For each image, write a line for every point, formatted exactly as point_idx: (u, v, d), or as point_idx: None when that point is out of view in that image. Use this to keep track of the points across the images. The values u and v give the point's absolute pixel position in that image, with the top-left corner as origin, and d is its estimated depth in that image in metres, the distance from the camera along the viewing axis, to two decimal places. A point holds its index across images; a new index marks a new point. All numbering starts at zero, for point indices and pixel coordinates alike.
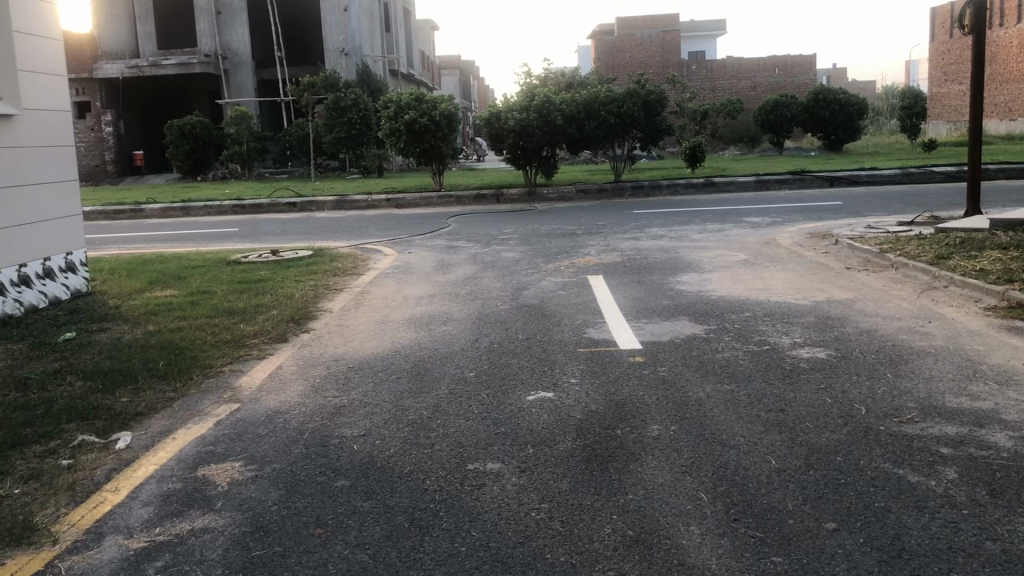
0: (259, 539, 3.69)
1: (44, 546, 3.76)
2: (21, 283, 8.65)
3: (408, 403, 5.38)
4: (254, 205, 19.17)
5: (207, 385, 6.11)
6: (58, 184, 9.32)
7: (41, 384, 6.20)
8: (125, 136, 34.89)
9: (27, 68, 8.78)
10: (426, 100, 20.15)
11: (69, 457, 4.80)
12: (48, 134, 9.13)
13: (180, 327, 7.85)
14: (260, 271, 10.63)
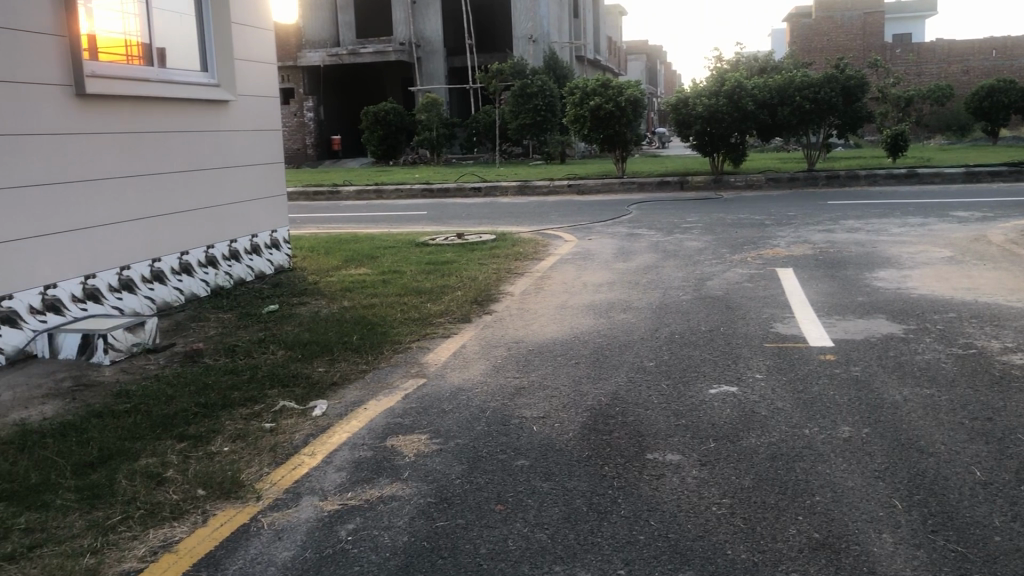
0: (443, 511, 3.82)
1: (249, 501, 4.07)
2: (231, 257, 9.35)
3: (588, 389, 5.40)
4: (442, 189, 19.82)
5: (396, 360, 6.39)
6: (266, 165, 9.98)
7: (248, 351, 6.69)
8: (325, 121, 36.91)
9: (243, 57, 9.44)
10: (612, 87, 20.09)
11: (272, 420, 5.16)
12: (259, 118, 9.79)
13: (372, 303, 8.24)
14: (446, 253, 10.98)
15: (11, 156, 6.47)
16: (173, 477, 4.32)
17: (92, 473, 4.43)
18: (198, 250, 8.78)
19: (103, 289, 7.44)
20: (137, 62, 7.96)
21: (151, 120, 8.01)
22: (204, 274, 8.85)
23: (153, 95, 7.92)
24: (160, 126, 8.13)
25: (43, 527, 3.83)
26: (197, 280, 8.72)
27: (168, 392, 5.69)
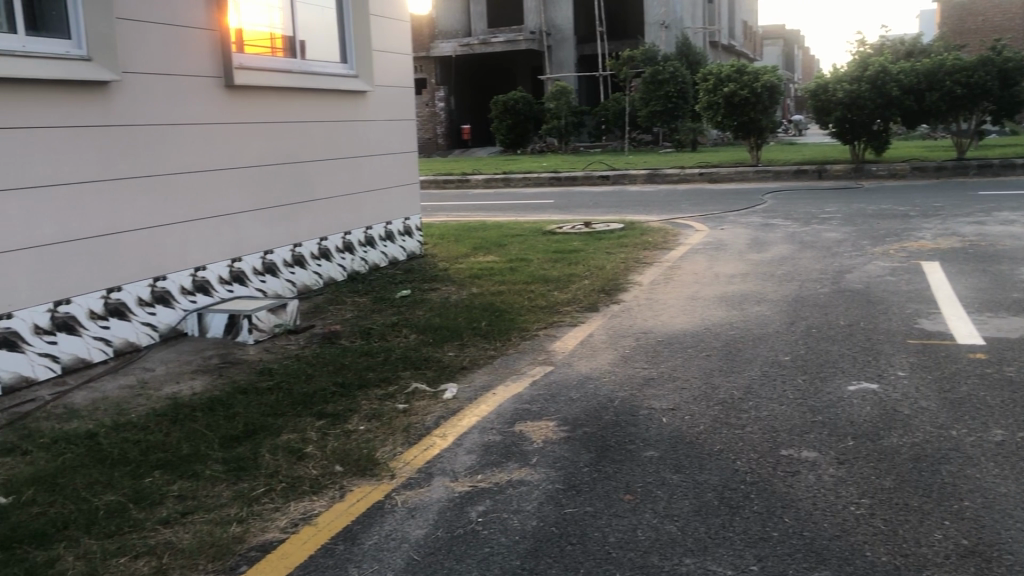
0: (572, 497, 3.83)
1: (384, 479, 4.20)
2: (367, 243, 9.63)
3: (719, 381, 5.31)
4: (570, 177, 19.83)
5: (524, 347, 6.44)
6: (400, 154, 10.22)
7: (382, 334, 6.89)
8: (455, 110, 37.52)
9: (380, 48, 9.68)
10: (747, 73, 19.56)
11: (405, 402, 5.30)
12: (394, 108, 10.03)
13: (501, 291, 8.33)
14: (574, 242, 10.97)
15: (166, 146, 6.86)
16: (312, 453, 4.50)
17: (238, 446, 4.67)
18: (335, 236, 9.09)
19: (248, 272, 7.80)
20: (281, 55, 8.28)
21: (293, 111, 8.33)
22: (341, 259, 9.15)
23: (295, 86, 8.22)
24: (301, 116, 8.44)
25: (194, 495, 4.07)
26: (334, 265, 9.03)
27: (307, 371, 5.92)
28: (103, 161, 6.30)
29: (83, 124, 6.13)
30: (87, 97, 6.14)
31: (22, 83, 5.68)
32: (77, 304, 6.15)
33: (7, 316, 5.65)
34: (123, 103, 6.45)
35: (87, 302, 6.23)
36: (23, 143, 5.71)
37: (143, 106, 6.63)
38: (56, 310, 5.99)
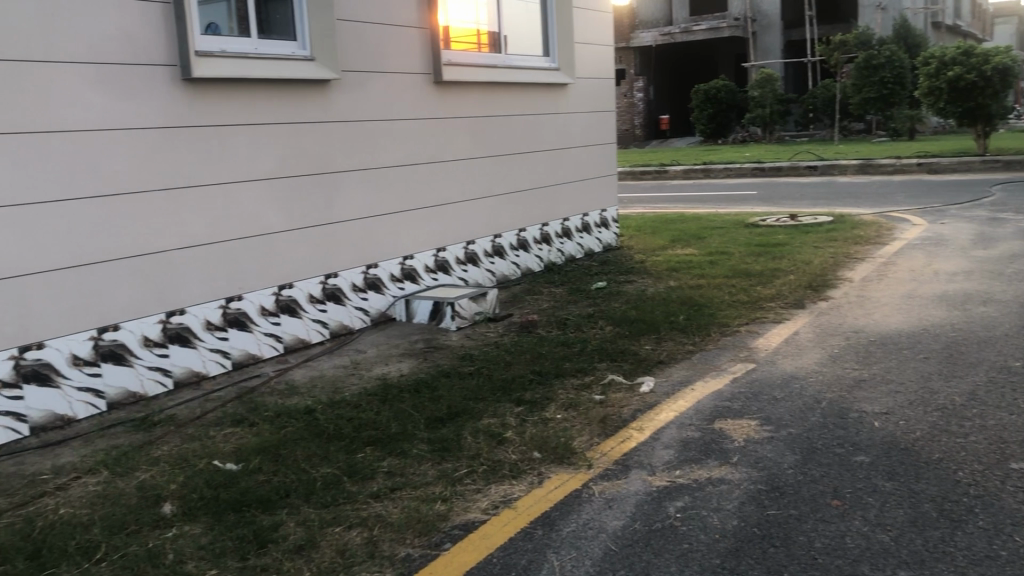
0: (775, 499, 3.71)
1: (581, 468, 4.23)
2: (564, 234, 9.72)
3: (938, 386, 4.96)
4: (774, 168, 19.15)
5: (724, 343, 6.29)
6: (600, 146, 10.23)
7: (579, 325, 6.94)
8: (654, 101, 37.19)
9: (582, 40, 9.74)
10: (976, 54, 18.09)
11: (602, 393, 5.31)
12: (595, 99, 10.05)
13: (700, 284, 8.18)
14: (778, 235, 10.58)
15: (378, 140, 7.21)
16: (512, 438, 4.61)
17: (442, 428, 4.86)
18: (535, 227, 9.24)
19: (451, 261, 8.08)
20: (485, 50, 8.54)
21: (497, 104, 8.52)
22: (539, 250, 9.29)
23: (499, 80, 8.41)
24: (504, 110, 8.62)
25: (402, 472, 4.28)
26: (533, 256, 9.18)
27: (506, 359, 6.07)
28: (322, 154, 6.72)
29: (305, 120, 6.56)
30: (309, 95, 6.56)
31: (253, 83, 6.15)
32: (297, 288, 6.60)
33: (237, 298, 6.16)
34: (340, 100, 6.84)
35: (306, 287, 6.67)
36: (253, 139, 6.19)
37: (359, 103, 7.01)
38: (279, 293, 6.46)
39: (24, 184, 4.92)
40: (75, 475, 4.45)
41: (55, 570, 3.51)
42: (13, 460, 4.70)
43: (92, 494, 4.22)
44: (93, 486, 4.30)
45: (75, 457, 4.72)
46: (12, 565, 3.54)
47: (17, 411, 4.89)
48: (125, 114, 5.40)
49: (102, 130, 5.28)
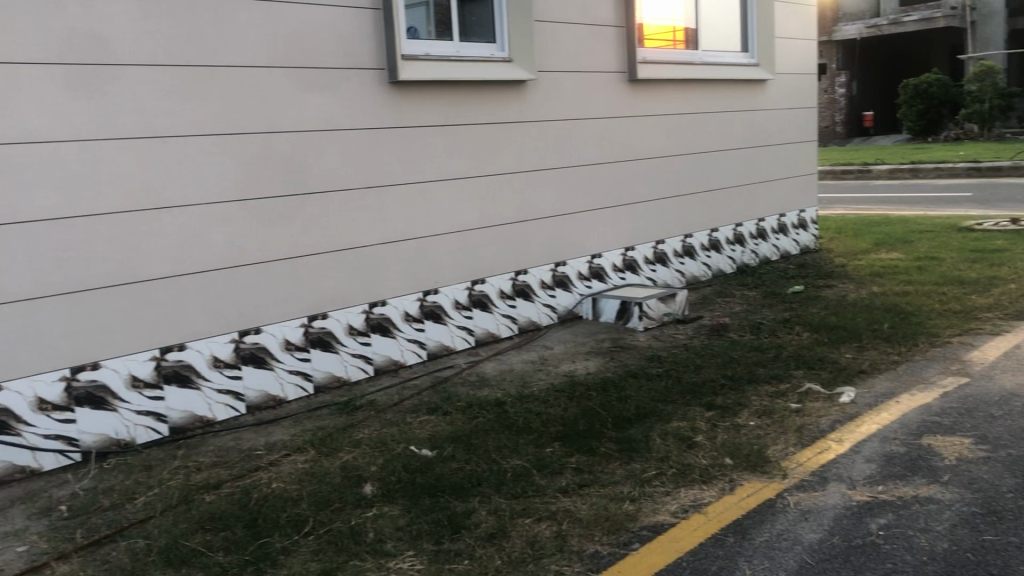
0: (992, 524, 3.45)
1: (775, 478, 4.10)
2: (758, 236, 9.42)
3: None
4: (993, 167, 17.77)
5: (934, 354, 5.91)
6: (799, 144, 9.85)
7: (773, 330, 6.72)
8: (857, 96, 35.44)
9: (782, 35, 9.43)
10: None
11: (798, 402, 5.11)
12: (795, 96, 9.69)
13: (906, 291, 7.71)
14: (996, 241, 9.80)
15: (572, 139, 7.27)
16: (702, 443, 4.53)
17: (630, 428, 4.84)
18: (728, 227, 9.02)
19: (641, 260, 8.03)
20: (681, 47, 8.46)
21: (692, 102, 8.38)
22: (731, 252, 9.06)
23: (694, 78, 8.27)
24: (699, 107, 8.47)
25: (590, 469, 4.30)
26: (724, 257, 8.97)
27: (696, 361, 5.97)
28: (517, 153, 6.85)
29: (502, 120, 6.72)
30: (506, 94, 6.71)
31: (454, 84, 6.36)
32: (490, 284, 6.77)
33: (434, 292, 6.39)
34: (536, 100, 6.95)
35: (499, 282, 6.83)
36: (452, 140, 6.41)
37: (554, 103, 7.10)
38: (473, 288, 6.65)
39: (247, 181, 5.32)
40: (286, 452, 4.77)
41: (269, 539, 3.79)
42: (232, 435, 5.10)
43: (300, 471, 4.51)
44: (302, 464, 4.60)
45: (286, 436, 5.07)
46: (232, 531, 3.85)
47: (237, 391, 5.30)
48: (337, 116, 5.73)
49: (316, 130, 5.63)
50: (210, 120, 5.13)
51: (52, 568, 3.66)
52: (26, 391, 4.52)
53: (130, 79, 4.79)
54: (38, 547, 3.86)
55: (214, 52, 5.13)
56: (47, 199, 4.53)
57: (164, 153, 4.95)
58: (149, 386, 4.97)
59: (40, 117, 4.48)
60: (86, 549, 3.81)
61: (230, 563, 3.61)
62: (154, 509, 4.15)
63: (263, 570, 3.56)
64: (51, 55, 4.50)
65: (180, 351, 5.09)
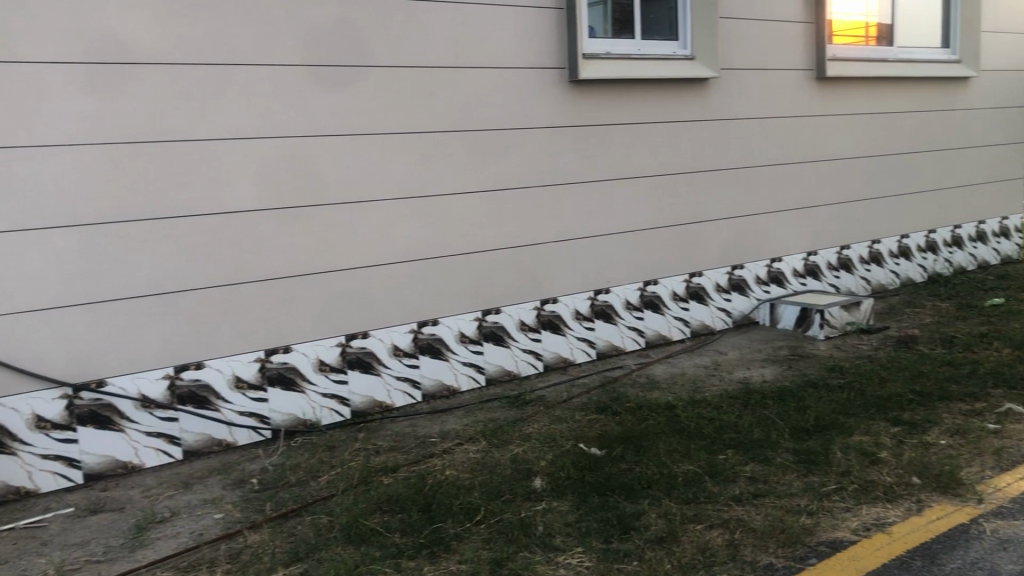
0: None
1: (969, 502, 3.85)
2: (954, 243, 8.83)
3: None
4: None
5: None
6: (1004, 146, 9.16)
7: (968, 344, 6.29)
8: None
9: (988, 28, 8.81)
10: None
11: (997, 422, 4.76)
12: (1001, 94, 9.02)
13: None
14: None
15: (753, 139, 7.07)
16: (887, 459, 4.30)
17: (808, 439, 4.66)
18: (920, 234, 8.50)
19: (823, 266, 7.70)
20: (874, 43, 8.07)
21: (885, 101, 7.97)
22: (922, 260, 8.53)
23: (887, 75, 7.86)
24: (892, 106, 8.03)
25: (765, 480, 4.17)
26: (915, 265, 8.46)
27: (882, 374, 5.67)
28: (695, 153, 6.74)
29: (681, 118, 6.62)
30: (687, 93, 6.61)
31: (634, 83, 6.33)
32: (664, 285, 6.68)
33: (606, 291, 6.38)
34: (717, 98, 6.81)
35: (673, 284, 6.73)
36: (630, 138, 6.37)
37: (736, 101, 6.93)
38: (646, 288, 6.59)
39: (430, 177, 5.50)
40: (458, 441, 4.90)
41: (443, 524, 3.91)
42: (408, 422, 5.29)
43: (472, 460, 4.62)
44: (473, 454, 4.71)
45: (459, 425, 5.21)
46: (408, 514, 4.00)
47: (413, 379, 5.50)
48: (517, 114, 5.83)
49: (496, 129, 5.75)
50: (398, 118, 5.34)
51: (245, 536, 3.92)
52: (225, 369, 4.86)
53: (325, 80, 5.05)
54: (233, 515, 4.15)
55: (404, 52, 5.33)
56: (249, 192, 4.85)
57: (354, 149, 5.19)
58: (334, 370, 5.22)
59: (246, 115, 4.80)
60: (275, 521, 4.06)
61: (406, 545, 3.75)
62: (336, 487, 4.37)
63: (436, 554, 3.68)
64: (258, 57, 4.82)
65: (363, 339, 5.33)
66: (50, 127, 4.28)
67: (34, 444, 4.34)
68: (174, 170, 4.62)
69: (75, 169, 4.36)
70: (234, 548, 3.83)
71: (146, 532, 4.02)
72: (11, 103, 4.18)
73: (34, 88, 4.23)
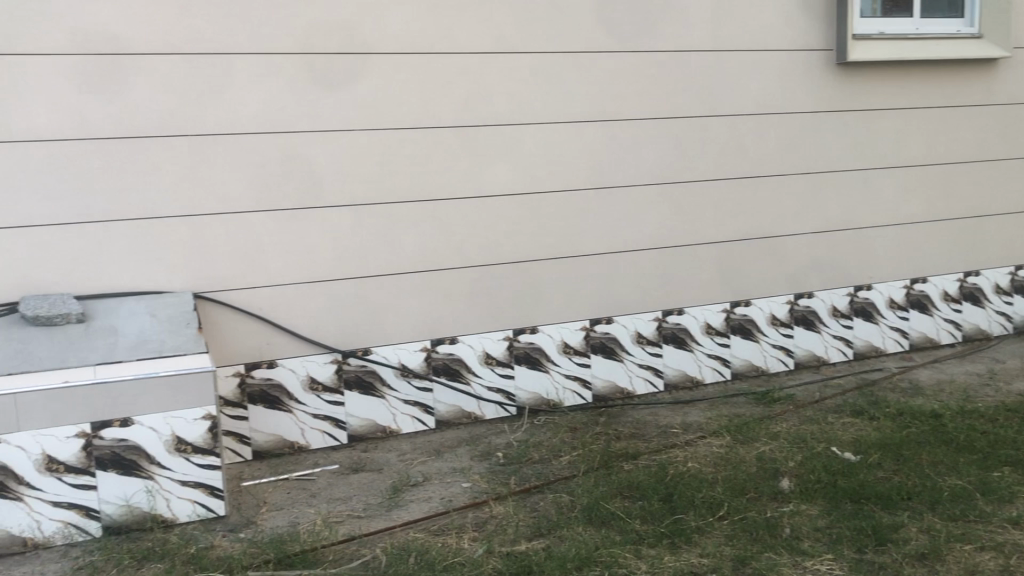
0: None
1: None
2: None
3: None
4: None
5: None
6: None
7: None
8: None
9: None
10: None
11: None
12: None
13: None
14: None
15: None
16: None
17: None
18: None
19: None
20: None
21: None
22: None
23: None
24: None
25: None
26: None
27: None
28: (978, 140, 6.15)
29: (964, 102, 6.07)
30: (971, 75, 6.05)
31: (910, 64, 5.88)
32: (934, 284, 6.17)
33: (868, 288, 5.99)
34: (1007, 80, 6.18)
35: (944, 283, 6.20)
36: (902, 124, 5.93)
37: None
38: (913, 287, 6.11)
39: (682, 164, 5.42)
40: (701, 433, 4.82)
41: (684, 516, 3.87)
42: (650, 410, 5.28)
43: (715, 454, 4.51)
44: (717, 447, 4.60)
45: (702, 418, 5.13)
46: (649, 502, 3.98)
47: (656, 367, 5.47)
48: (778, 99, 5.60)
49: (755, 114, 5.56)
50: (652, 104, 5.30)
51: (490, 507, 4.07)
52: (476, 345, 5.05)
53: (583, 66, 5.10)
54: (479, 486, 4.32)
55: (661, 37, 5.27)
56: (506, 176, 5.00)
57: (608, 135, 5.21)
58: (578, 353, 5.29)
59: (505, 101, 4.96)
60: (519, 495, 4.18)
61: (646, 532, 3.76)
62: (577, 469, 4.43)
63: (677, 545, 3.68)
64: (519, 45, 4.95)
65: (608, 324, 5.35)
66: (331, 113, 4.62)
67: (308, 404, 4.72)
68: (438, 154, 4.85)
69: (351, 152, 4.68)
70: (480, 517, 3.99)
71: (401, 494, 4.28)
72: (299, 91, 4.54)
73: (320, 78, 4.58)
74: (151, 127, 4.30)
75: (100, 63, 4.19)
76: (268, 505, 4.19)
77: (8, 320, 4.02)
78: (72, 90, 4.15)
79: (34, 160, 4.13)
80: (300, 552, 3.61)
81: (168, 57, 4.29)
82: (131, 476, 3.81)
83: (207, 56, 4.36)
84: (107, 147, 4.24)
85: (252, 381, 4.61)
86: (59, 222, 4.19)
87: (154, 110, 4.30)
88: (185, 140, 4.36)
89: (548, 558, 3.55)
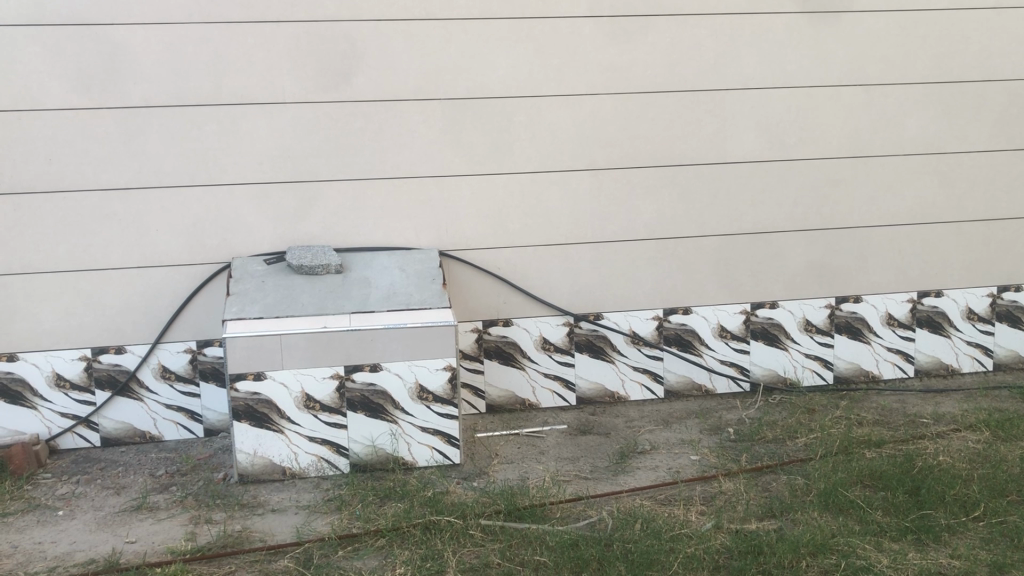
0: None
1: None
2: None
3: None
4: None
5: None
6: None
7: None
8: None
9: None
10: None
11: None
12: None
13: None
14: None
15: None
16: None
17: None
18: None
19: None
20: None
21: None
22: None
23: None
24: None
25: None
26: None
27: None
28: None
29: None
30: None
31: None
32: None
33: None
34: None
35: None
36: None
37: None
38: None
39: (950, 134, 5.00)
40: (955, 426, 4.45)
41: (933, 512, 3.60)
42: (897, 397, 4.95)
43: (971, 450, 4.15)
44: (974, 443, 4.23)
45: (957, 410, 4.74)
46: (893, 493, 3.72)
47: (907, 352, 5.11)
48: None
49: None
50: (920, 68, 4.92)
51: (719, 482, 3.98)
52: (711, 318, 4.92)
53: (844, 27, 4.80)
54: (709, 460, 4.24)
55: None
56: (752, 142, 4.81)
57: (867, 100, 4.88)
58: (820, 332, 5.03)
59: (757, 64, 4.76)
60: (750, 473, 4.06)
61: (890, 525, 3.53)
62: (814, 452, 4.22)
63: (924, 543, 3.44)
64: (775, 4, 4.72)
65: (855, 304, 5.03)
66: (577, 77, 4.63)
67: (540, 363, 4.81)
68: (683, 119, 4.75)
69: (595, 116, 4.67)
70: (709, 492, 3.91)
71: (629, 461, 4.28)
72: (547, 55, 4.59)
73: (569, 41, 4.59)
74: (406, 91, 4.50)
75: (364, 29, 4.42)
76: (500, 458, 4.32)
77: (275, 268, 4.37)
78: (339, 56, 4.42)
79: (303, 121, 4.44)
80: (529, 506, 3.68)
81: (426, 23, 4.47)
82: (378, 419, 4.06)
83: (462, 21, 4.50)
84: (368, 110, 4.48)
85: (487, 338, 4.74)
86: (323, 179, 4.50)
87: (411, 73, 4.49)
88: (438, 104, 4.53)
89: (779, 541, 3.40)
